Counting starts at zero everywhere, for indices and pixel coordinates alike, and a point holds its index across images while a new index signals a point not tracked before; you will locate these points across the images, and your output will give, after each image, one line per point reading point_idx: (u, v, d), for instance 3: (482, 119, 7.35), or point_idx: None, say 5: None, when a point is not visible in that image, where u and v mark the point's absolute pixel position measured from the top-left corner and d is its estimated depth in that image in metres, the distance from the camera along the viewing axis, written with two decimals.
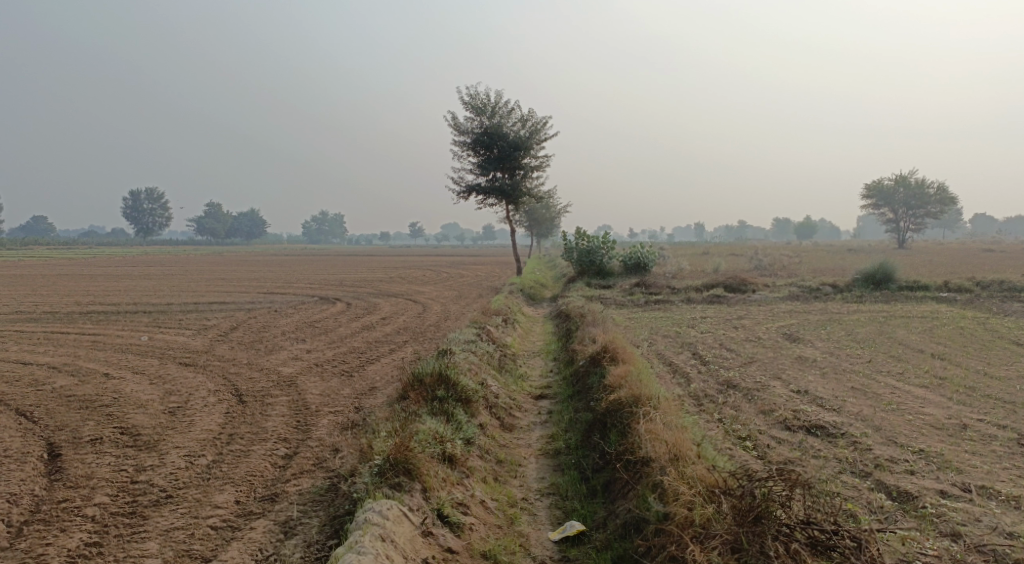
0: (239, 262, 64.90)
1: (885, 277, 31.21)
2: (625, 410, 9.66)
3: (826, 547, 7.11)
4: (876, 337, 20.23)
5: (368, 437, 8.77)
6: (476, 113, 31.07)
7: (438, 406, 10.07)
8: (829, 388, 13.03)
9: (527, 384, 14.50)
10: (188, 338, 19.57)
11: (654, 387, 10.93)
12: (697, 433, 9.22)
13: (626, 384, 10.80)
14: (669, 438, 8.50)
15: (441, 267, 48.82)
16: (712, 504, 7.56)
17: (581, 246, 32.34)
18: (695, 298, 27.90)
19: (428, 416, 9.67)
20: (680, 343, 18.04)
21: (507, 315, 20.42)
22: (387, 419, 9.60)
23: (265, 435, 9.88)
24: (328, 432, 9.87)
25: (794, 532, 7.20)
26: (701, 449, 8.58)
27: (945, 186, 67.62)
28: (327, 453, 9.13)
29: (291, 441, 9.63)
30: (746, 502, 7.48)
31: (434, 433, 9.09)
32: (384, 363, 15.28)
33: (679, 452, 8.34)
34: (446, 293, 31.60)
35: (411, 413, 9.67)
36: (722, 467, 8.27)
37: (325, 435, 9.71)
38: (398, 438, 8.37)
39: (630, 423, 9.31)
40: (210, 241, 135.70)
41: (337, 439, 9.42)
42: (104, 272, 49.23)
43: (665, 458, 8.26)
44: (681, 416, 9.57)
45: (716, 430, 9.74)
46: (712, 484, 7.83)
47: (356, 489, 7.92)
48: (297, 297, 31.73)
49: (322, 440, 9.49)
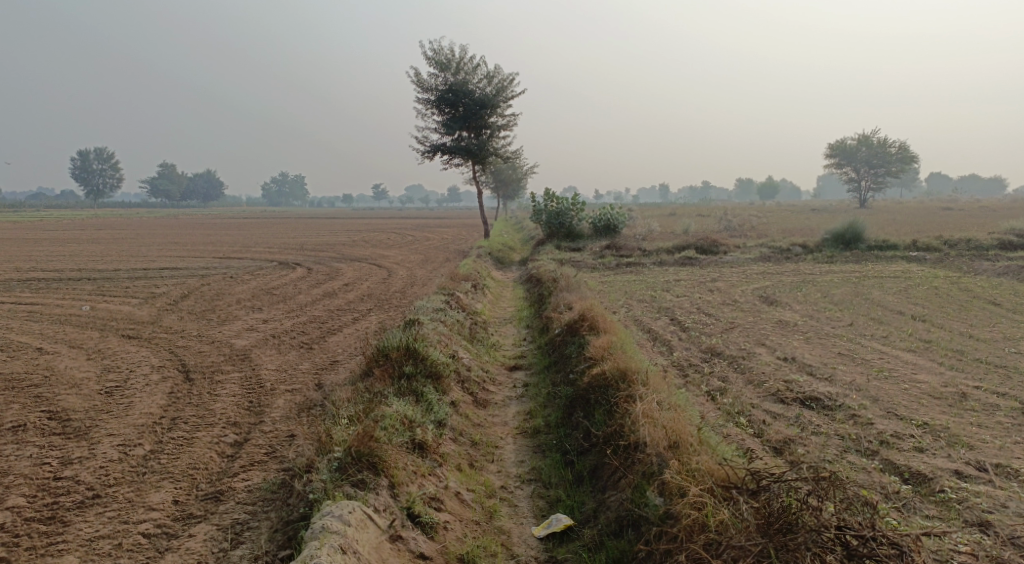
0: (196, 225, 63.07)
1: (855, 237, 30.80)
2: (612, 387, 8.88)
3: (862, 556, 6.42)
4: (853, 298, 19.66)
5: (327, 424, 7.86)
6: (440, 69, 29.75)
7: (406, 385, 9.14)
8: (817, 354, 12.32)
9: (500, 355, 13.66)
10: (136, 308, 18.38)
11: (639, 359, 10.14)
12: (689, 411, 8.46)
13: (610, 356, 10.00)
14: (667, 422, 7.74)
15: (406, 230, 47.64)
16: (726, 507, 6.83)
17: (550, 208, 31.42)
18: (666, 260, 27.20)
19: (395, 396, 8.76)
20: (657, 308, 17.28)
21: (476, 281, 19.49)
22: (349, 400, 8.67)
23: (212, 418, 8.93)
24: (284, 414, 8.94)
25: (823, 537, 6.49)
26: (700, 432, 7.84)
27: (907, 145, 67.71)
28: (281, 439, 8.22)
29: (241, 424, 8.69)
30: (763, 506, 6.76)
31: (401, 416, 8.20)
32: (347, 334, 14.32)
33: (679, 437, 7.61)
34: (411, 257, 30.56)
35: (375, 394, 8.75)
36: (725, 455, 7.54)
37: (280, 418, 8.77)
38: (360, 427, 7.48)
39: (618, 401, 8.53)
40: (166, 204, 132.25)
41: (294, 423, 8.49)
42: (51, 236, 47.28)
43: (663, 446, 7.55)
44: (671, 391, 8.80)
45: (707, 405, 9.01)
46: (722, 479, 7.11)
47: (312, 489, 7.03)
48: (255, 262, 30.44)
49: (275, 424, 8.55)
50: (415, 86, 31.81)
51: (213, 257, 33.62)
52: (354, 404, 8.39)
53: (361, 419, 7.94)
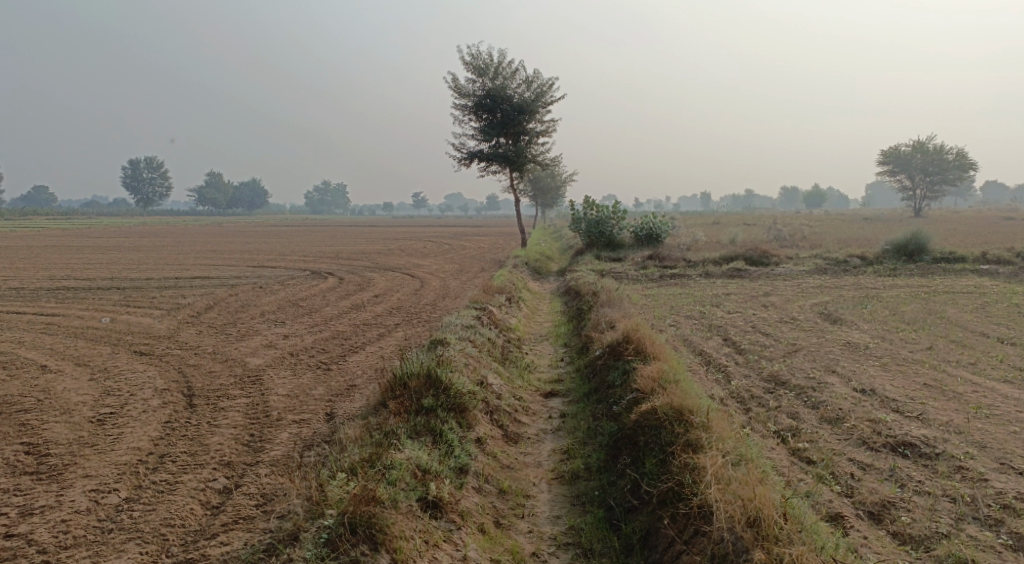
0: (237, 232, 62.89)
1: (919, 249, 28.90)
2: (665, 430, 7.57)
3: None
4: (925, 317, 17.95)
5: (328, 484, 6.80)
6: (478, 74, 28.66)
7: (422, 423, 7.92)
8: (898, 387, 10.83)
9: (534, 378, 12.38)
10: (153, 320, 17.42)
11: (697, 393, 8.81)
12: (760, 466, 7.20)
13: (662, 390, 8.67)
14: (746, 493, 6.54)
15: (445, 239, 46.55)
16: None
17: (591, 216, 30.05)
18: (714, 272, 25.66)
19: (411, 440, 7.60)
20: (708, 326, 15.84)
21: (511, 294, 18.22)
22: (358, 439, 7.56)
23: (204, 453, 7.89)
24: (286, 449, 7.91)
25: None
26: (788, 503, 6.66)
27: (964, 152, 64.91)
28: (274, 487, 7.24)
29: (236, 461, 7.71)
30: None
31: (413, 469, 7.17)
32: (369, 353, 13.15)
33: (758, 512, 6.42)
34: (447, 266, 29.41)
35: (388, 435, 7.60)
36: (820, 537, 6.44)
37: (278, 457, 7.69)
38: (358, 489, 6.57)
39: (674, 451, 7.32)
40: (212, 212, 133.65)
41: (291, 468, 7.44)
42: (93, 243, 47.19)
43: (740, 524, 6.39)
44: (737, 438, 7.49)
45: (779, 454, 7.75)
46: None
47: None
48: (287, 272, 29.50)
49: (273, 466, 7.52)
50: (453, 92, 30.74)
51: (246, 265, 32.77)
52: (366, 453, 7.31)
53: (368, 479, 6.88)
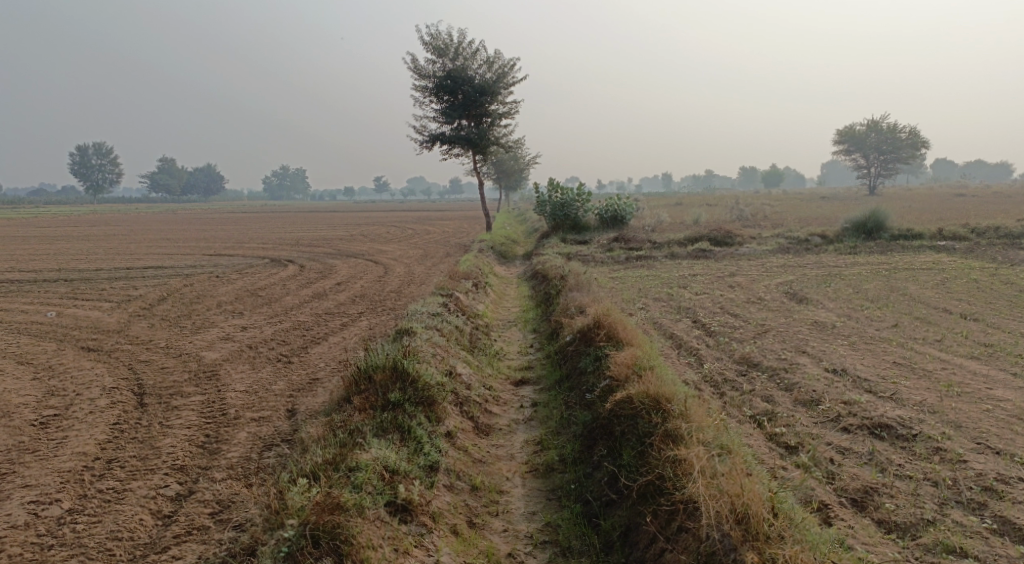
0: (193, 219, 61.53)
1: (877, 226, 29.13)
2: (641, 419, 7.44)
3: None
4: (888, 294, 18.00)
5: (289, 492, 6.46)
6: (437, 55, 28.10)
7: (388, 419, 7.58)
8: (869, 366, 10.74)
9: (503, 366, 12.07)
10: (104, 314, 16.72)
11: (673, 380, 8.61)
12: (741, 456, 7.04)
13: (637, 379, 8.46)
14: (733, 489, 6.33)
15: (407, 223, 45.96)
16: None
17: (555, 199, 29.76)
18: (679, 253, 25.57)
19: (377, 437, 7.30)
20: (676, 308, 15.67)
21: (477, 279, 17.86)
22: (322, 438, 7.26)
23: (154, 457, 7.51)
24: (242, 451, 7.58)
25: None
26: (774, 497, 6.49)
27: (917, 131, 65.94)
28: (229, 493, 6.93)
29: (189, 465, 7.37)
30: None
31: (382, 470, 6.86)
32: (332, 344, 12.72)
33: (747, 510, 6.23)
34: (410, 252, 28.91)
35: (354, 433, 7.28)
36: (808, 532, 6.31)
37: (234, 460, 7.37)
38: (320, 495, 6.28)
39: (653, 442, 7.16)
40: (167, 199, 130.79)
41: (248, 474, 7.14)
42: (42, 232, 45.76)
43: (729, 523, 6.20)
44: (717, 426, 7.32)
45: (759, 441, 7.64)
46: None
47: None
48: (245, 260, 28.75)
49: (228, 470, 7.21)
50: (412, 73, 30.13)
51: (202, 254, 31.90)
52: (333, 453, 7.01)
53: (333, 484, 6.58)
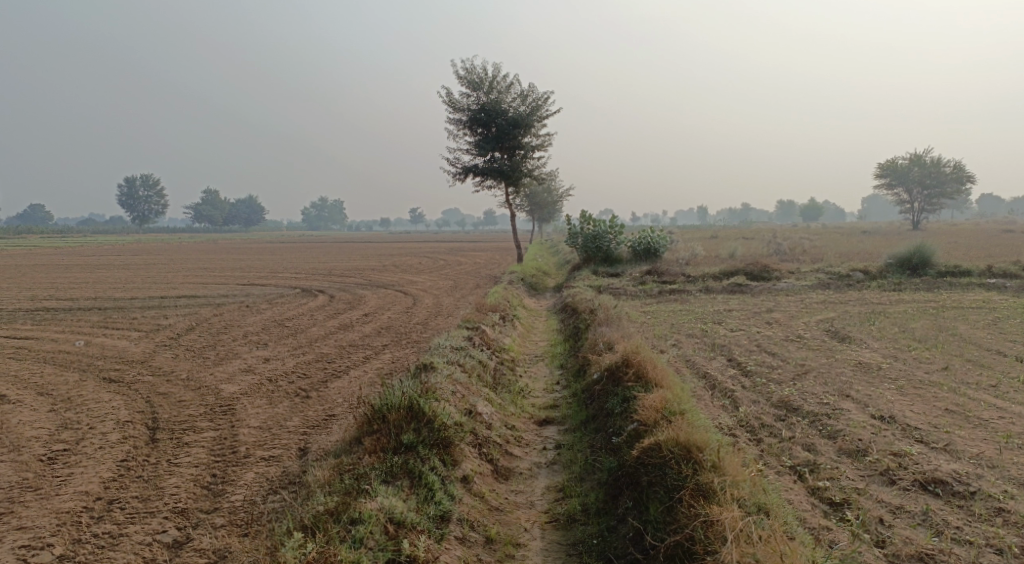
0: (230, 249, 62.18)
1: (922, 263, 28.19)
2: (670, 471, 6.97)
3: None
4: (936, 335, 17.18)
5: (283, 547, 6.36)
6: (472, 88, 28.01)
7: (399, 467, 7.35)
8: (917, 412, 10.06)
9: (527, 404, 11.57)
10: (129, 344, 16.57)
11: (705, 426, 8.05)
12: (779, 518, 6.63)
13: (666, 424, 7.93)
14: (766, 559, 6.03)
15: (441, 254, 45.79)
16: None
17: (587, 231, 29.34)
18: (715, 287, 24.92)
19: (385, 487, 7.07)
20: (711, 345, 15.07)
21: (504, 312, 17.43)
22: (326, 485, 7.10)
23: (155, 498, 7.30)
24: (243, 496, 7.30)
25: None
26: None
27: (962, 165, 64.46)
28: (222, 545, 6.71)
29: (188, 511, 7.14)
30: None
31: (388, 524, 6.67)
32: (353, 379, 12.33)
33: None
34: (441, 283, 28.63)
35: (359, 483, 7.10)
36: None
37: (234, 508, 7.13)
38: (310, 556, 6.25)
39: (683, 497, 6.75)
40: (208, 229, 132.88)
41: (246, 525, 6.91)
42: (82, 261, 46.33)
43: None
44: (752, 480, 6.87)
45: (800, 496, 7.14)
46: None
47: None
48: (277, 290, 28.68)
49: (225, 520, 6.98)
50: (446, 106, 30.08)
51: (235, 284, 31.91)
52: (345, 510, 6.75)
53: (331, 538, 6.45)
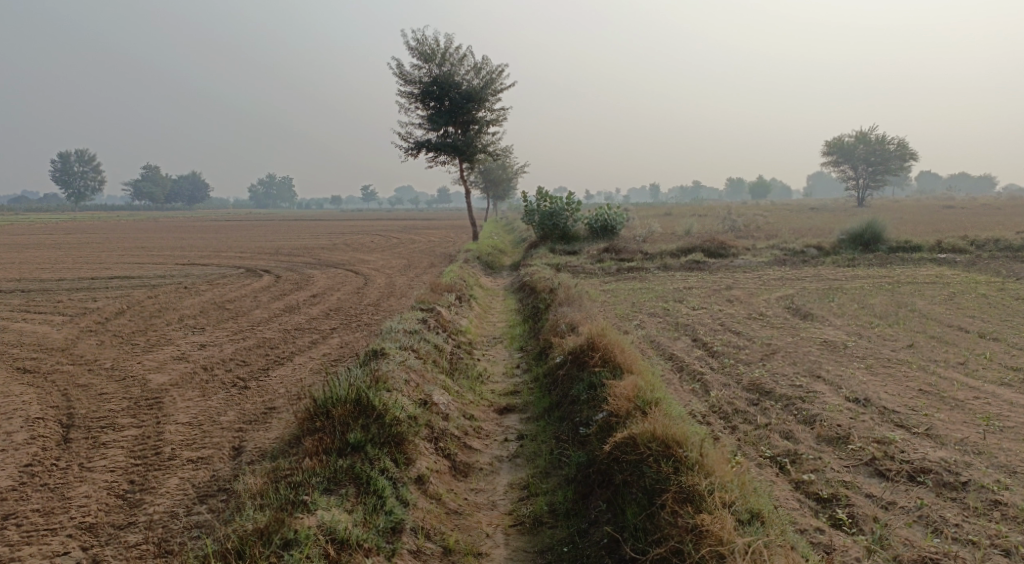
0: (173, 228, 59.84)
1: (875, 238, 28.15)
2: (649, 471, 6.71)
3: None
4: (896, 311, 16.95)
5: None
6: (423, 60, 26.94)
7: (346, 472, 6.85)
8: (892, 394, 9.65)
9: (486, 390, 10.87)
10: (54, 330, 15.36)
11: (681, 417, 7.50)
12: (774, 526, 6.35)
13: (638, 416, 7.38)
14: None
15: (392, 233, 44.64)
16: None
17: (543, 208, 28.65)
18: (672, 264, 24.49)
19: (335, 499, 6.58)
20: (674, 325, 14.52)
21: (460, 292, 16.66)
22: (257, 504, 6.55)
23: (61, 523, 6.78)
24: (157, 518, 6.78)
25: None
26: None
27: (906, 143, 65.35)
28: None
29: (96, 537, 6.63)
30: None
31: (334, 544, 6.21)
32: (297, 367, 11.43)
33: None
34: (392, 262, 27.69)
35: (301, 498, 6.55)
36: None
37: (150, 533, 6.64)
38: None
39: (664, 502, 6.48)
40: (149, 207, 128.64)
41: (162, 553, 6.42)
42: (14, 241, 43.94)
43: None
44: (739, 481, 6.63)
45: (790, 496, 6.85)
46: None
47: None
48: (219, 270, 27.38)
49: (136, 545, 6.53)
50: (397, 79, 28.95)
51: (174, 264, 30.40)
52: (296, 526, 6.22)
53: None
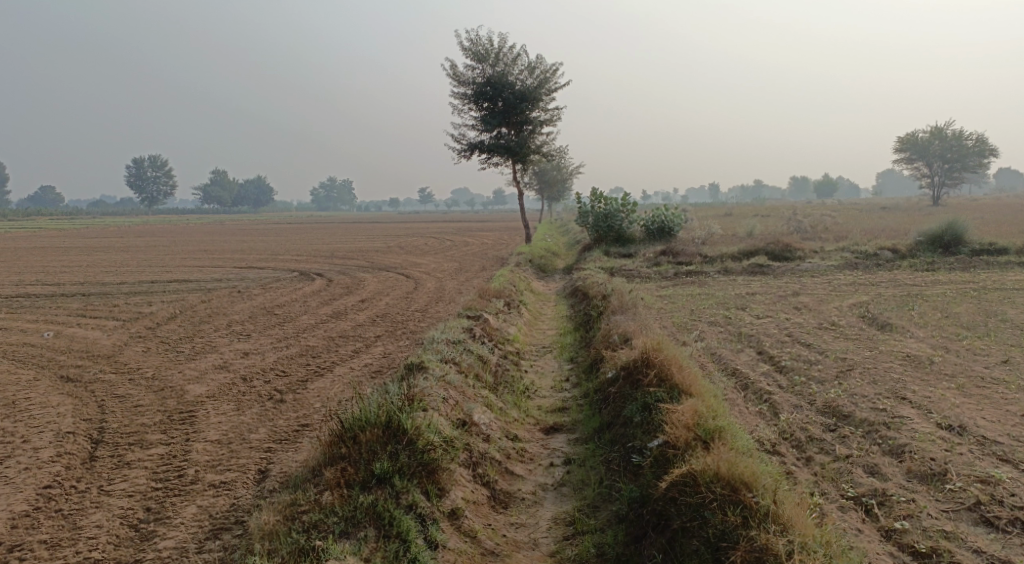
0: (236, 230, 60.54)
1: (955, 240, 26.44)
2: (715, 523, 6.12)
3: None
4: (983, 320, 15.60)
5: None
6: (477, 60, 26.34)
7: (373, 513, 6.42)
8: (991, 420, 8.54)
9: (532, 407, 10.07)
10: (102, 335, 15.14)
11: (751, 454, 6.78)
12: None
13: (699, 450, 6.65)
14: None
15: (448, 235, 44.19)
16: None
17: (598, 210, 27.77)
18: (734, 268, 23.36)
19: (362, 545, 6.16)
20: (737, 336, 13.53)
21: (509, 298, 15.92)
22: (271, 544, 6.22)
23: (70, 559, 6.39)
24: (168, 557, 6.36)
25: None
26: None
27: (984, 139, 62.21)
28: None
29: None
30: None
31: None
32: (335, 379, 10.80)
33: None
34: (445, 265, 27.12)
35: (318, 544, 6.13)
36: None
37: None
38: None
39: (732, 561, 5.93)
40: (217, 210, 131.62)
41: None
42: (83, 244, 44.84)
43: None
44: (823, 539, 6.04)
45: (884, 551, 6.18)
46: None
47: None
48: (274, 274, 27.22)
49: None
50: (451, 79, 28.44)
51: (230, 267, 30.40)
52: None
53: None
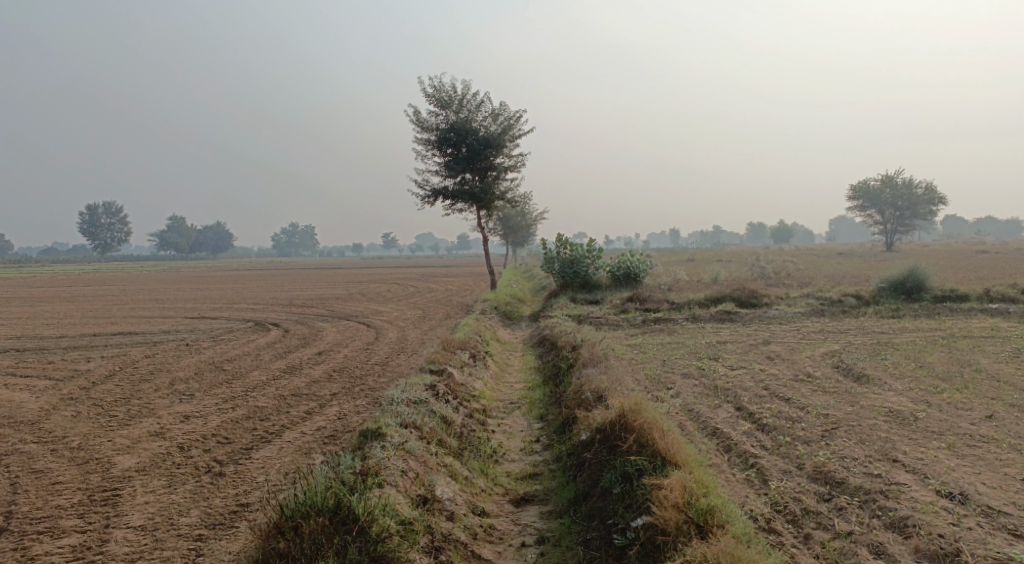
0: (189, 278, 58.66)
1: (917, 286, 26.34)
2: None
3: None
4: (959, 370, 15.22)
5: None
6: (440, 107, 25.89)
7: None
8: (993, 486, 7.98)
9: (499, 474, 9.22)
10: (32, 397, 13.95)
11: (749, 540, 6.77)
12: None
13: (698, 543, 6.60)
14: None
15: (410, 281, 43.25)
16: None
17: (563, 256, 27.26)
18: (702, 315, 22.88)
19: None
20: (713, 389, 12.93)
21: (475, 350, 15.15)
22: None
23: None
24: None
25: None
26: None
27: (934, 186, 63.53)
28: None
29: None
30: None
31: None
32: (284, 446, 9.92)
33: None
34: (407, 314, 26.22)
35: None
36: None
37: None
38: None
39: None
40: (173, 256, 128.89)
41: None
42: (26, 294, 42.81)
43: None
44: None
45: None
46: None
47: None
48: (227, 324, 26.03)
49: None
50: (413, 126, 27.93)
51: (181, 318, 29.07)
52: None
53: None
